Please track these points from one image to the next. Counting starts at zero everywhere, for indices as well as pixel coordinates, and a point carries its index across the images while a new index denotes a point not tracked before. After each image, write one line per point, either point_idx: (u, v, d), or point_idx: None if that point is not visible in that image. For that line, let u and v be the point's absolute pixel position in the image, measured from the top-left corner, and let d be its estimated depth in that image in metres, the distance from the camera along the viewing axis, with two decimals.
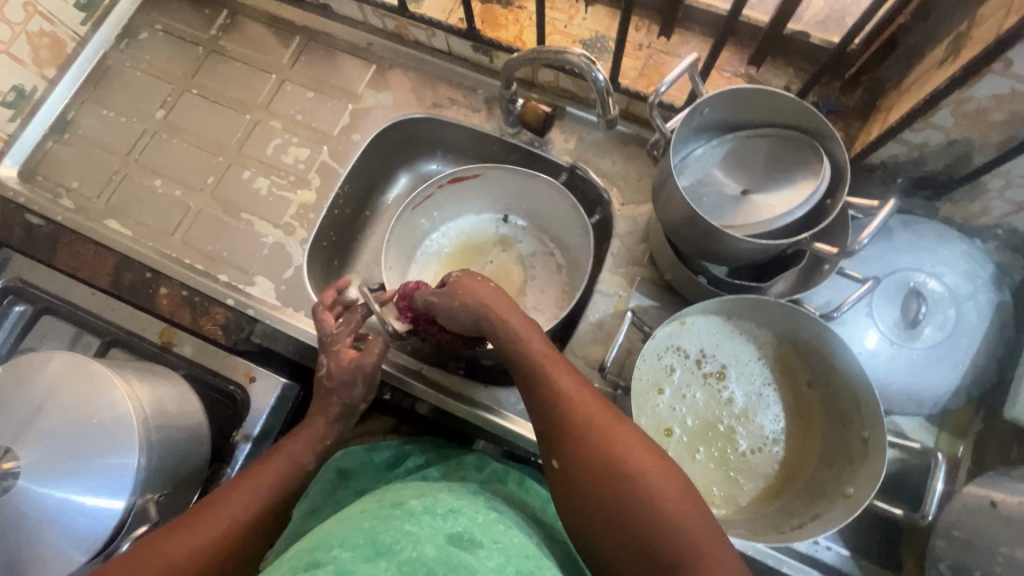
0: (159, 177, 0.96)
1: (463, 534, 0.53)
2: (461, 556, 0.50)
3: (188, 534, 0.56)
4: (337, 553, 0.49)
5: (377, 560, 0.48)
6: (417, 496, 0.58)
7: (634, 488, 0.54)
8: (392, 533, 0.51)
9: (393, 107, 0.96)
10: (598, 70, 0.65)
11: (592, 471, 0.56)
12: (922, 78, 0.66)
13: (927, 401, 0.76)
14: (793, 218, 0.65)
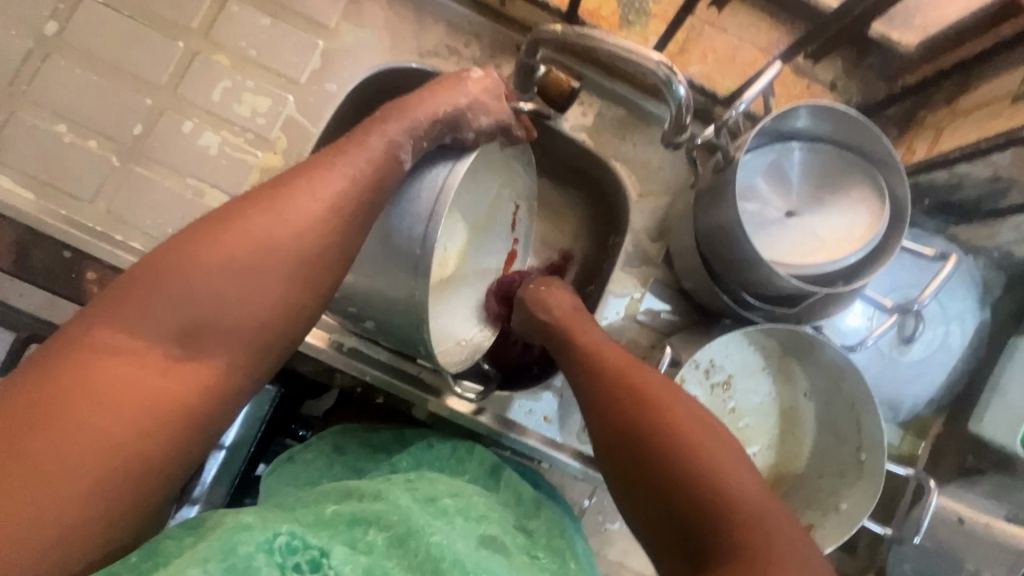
0: (61, 120, 0.73)
1: (494, 536, 0.48)
2: (489, 558, 0.44)
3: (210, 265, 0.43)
4: (373, 535, 0.41)
5: (407, 544, 0.41)
6: (453, 494, 0.51)
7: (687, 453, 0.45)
8: (425, 519, 0.44)
9: (375, 51, 0.78)
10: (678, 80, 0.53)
11: (636, 425, 0.49)
12: (987, 107, 0.62)
13: (903, 408, 0.81)
14: (847, 260, 0.62)
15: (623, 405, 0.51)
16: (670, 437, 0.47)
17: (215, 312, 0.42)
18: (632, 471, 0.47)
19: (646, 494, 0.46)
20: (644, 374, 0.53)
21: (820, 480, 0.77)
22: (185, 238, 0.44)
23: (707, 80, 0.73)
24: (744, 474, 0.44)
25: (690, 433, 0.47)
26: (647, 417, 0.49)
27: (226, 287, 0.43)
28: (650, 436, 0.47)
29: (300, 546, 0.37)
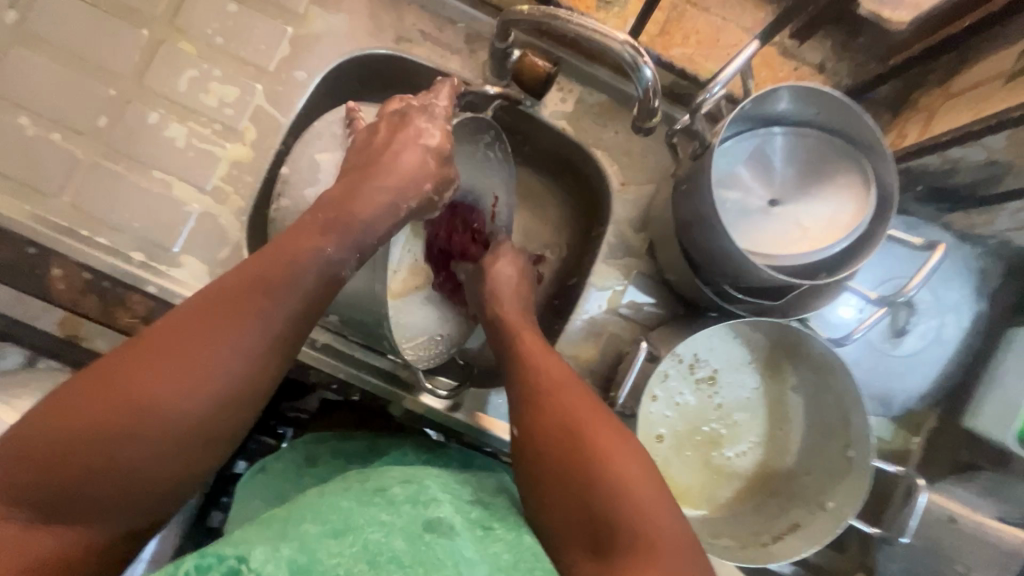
0: (24, 112, 0.71)
1: (443, 519, 0.44)
2: (436, 544, 0.41)
3: (121, 395, 0.38)
4: (306, 529, 0.42)
5: (344, 537, 0.41)
6: (403, 481, 0.48)
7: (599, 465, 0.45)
8: (366, 516, 0.43)
9: (347, 37, 0.76)
10: (645, 63, 0.51)
11: (559, 441, 0.48)
12: (980, 87, 0.59)
13: (895, 403, 0.79)
14: (830, 251, 0.59)
15: (542, 404, 0.51)
16: (574, 438, 0.47)
17: (151, 431, 0.39)
18: (540, 472, 0.48)
19: (554, 493, 0.46)
20: (551, 371, 0.54)
21: (809, 478, 0.74)
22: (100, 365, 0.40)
23: (689, 63, 0.71)
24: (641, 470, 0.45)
25: (593, 432, 0.47)
26: (552, 419, 0.49)
27: (133, 425, 0.38)
28: (554, 440, 0.48)
29: (212, 561, 0.38)
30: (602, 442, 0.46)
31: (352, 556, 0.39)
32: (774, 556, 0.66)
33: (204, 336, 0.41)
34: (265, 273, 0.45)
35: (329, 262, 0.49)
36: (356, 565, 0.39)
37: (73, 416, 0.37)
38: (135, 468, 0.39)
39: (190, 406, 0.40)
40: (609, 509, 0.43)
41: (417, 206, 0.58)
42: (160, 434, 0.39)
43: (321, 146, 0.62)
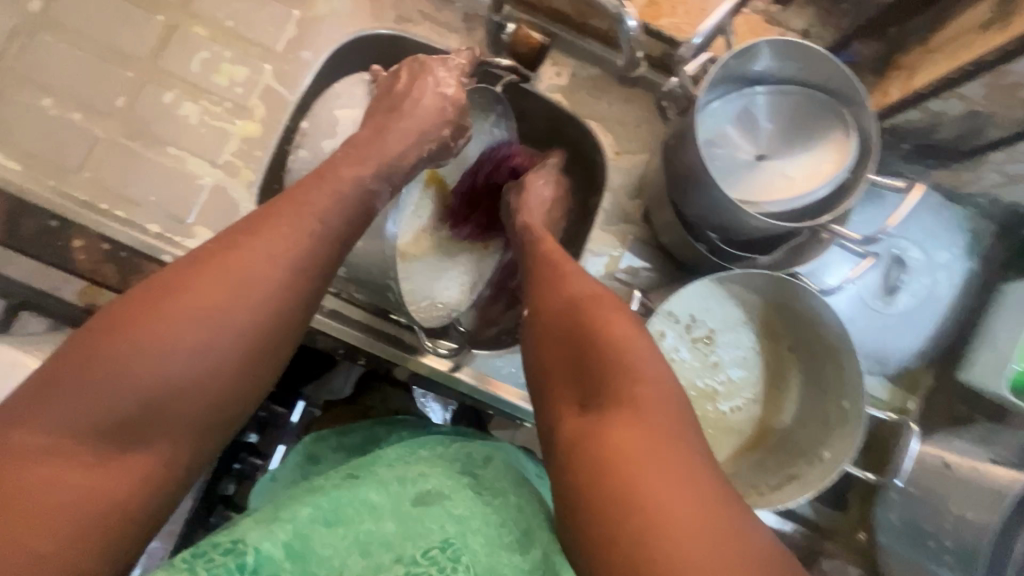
0: (48, 94, 0.75)
1: (430, 491, 0.50)
2: (422, 517, 0.47)
3: (178, 310, 0.42)
4: (298, 512, 0.46)
5: (336, 527, 0.46)
6: (390, 465, 0.54)
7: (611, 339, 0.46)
8: (356, 501, 0.48)
9: (351, 19, 0.80)
10: (626, 13, 0.57)
11: (570, 315, 0.50)
12: (957, 40, 0.62)
13: (891, 361, 0.80)
14: (816, 197, 0.61)
15: (552, 295, 0.54)
16: (588, 321, 0.49)
17: (208, 339, 0.42)
18: (548, 352, 0.50)
19: (556, 361, 0.49)
20: (571, 278, 0.55)
21: (806, 432, 0.76)
22: (147, 289, 0.42)
23: (677, 31, 0.74)
24: (649, 355, 0.46)
25: (610, 322, 0.48)
26: (569, 316, 0.51)
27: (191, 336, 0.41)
28: (566, 324, 0.50)
29: (207, 548, 0.42)
30: (610, 321, 0.48)
31: (344, 547, 0.45)
32: (770, 502, 0.68)
33: (235, 258, 0.45)
34: (280, 203, 0.50)
35: (364, 196, 0.55)
36: (350, 554, 0.45)
37: (108, 342, 0.39)
38: (191, 379, 0.41)
39: (236, 316, 0.43)
40: (610, 368, 0.44)
41: (439, 145, 0.65)
42: (195, 346, 0.41)
43: (343, 104, 0.67)
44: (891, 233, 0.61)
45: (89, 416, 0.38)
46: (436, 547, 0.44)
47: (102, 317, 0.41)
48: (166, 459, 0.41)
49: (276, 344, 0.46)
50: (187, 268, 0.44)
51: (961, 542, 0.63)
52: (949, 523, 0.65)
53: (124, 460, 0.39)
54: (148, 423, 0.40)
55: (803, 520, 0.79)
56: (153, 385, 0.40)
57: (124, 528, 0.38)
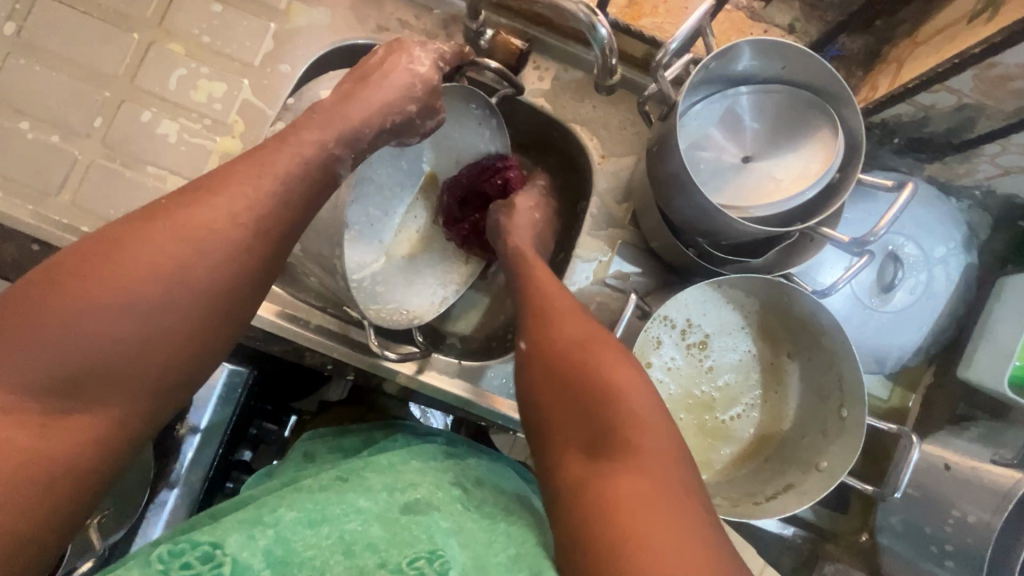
0: (24, 118, 0.75)
1: (420, 501, 0.48)
2: (410, 525, 0.45)
3: (126, 266, 0.40)
4: (282, 515, 0.44)
5: (320, 527, 0.44)
6: (381, 474, 0.52)
7: (607, 386, 0.46)
8: (343, 505, 0.46)
9: (328, 29, 0.79)
10: (599, 21, 0.57)
11: (565, 356, 0.50)
12: (945, 31, 0.60)
13: (888, 359, 0.78)
14: (804, 199, 0.60)
15: (550, 329, 0.53)
16: (590, 361, 0.48)
17: (162, 297, 0.41)
18: (549, 394, 0.49)
19: (557, 404, 0.48)
20: (569, 313, 0.54)
21: (804, 441, 0.74)
22: (97, 244, 0.41)
23: (659, 31, 0.73)
24: (652, 410, 0.46)
25: (613, 367, 0.47)
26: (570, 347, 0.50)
27: (142, 293, 0.40)
28: (568, 365, 0.49)
29: (185, 548, 0.40)
30: (612, 367, 0.47)
31: (329, 547, 0.43)
32: (768, 513, 0.67)
33: (190, 212, 0.44)
34: (242, 161, 0.48)
35: (329, 162, 0.52)
36: (333, 555, 0.42)
37: (53, 297, 0.38)
38: (143, 336, 0.40)
39: (193, 275, 0.42)
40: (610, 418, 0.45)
41: (403, 120, 0.61)
42: (148, 304, 0.40)
43: None
44: (883, 233, 0.59)
45: (29, 371, 0.37)
46: (423, 557, 0.42)
47: (46, 271, 0.40)
48: (112, 419, 0.40)
49: (234, 301, 0.45)
50: (136, 224, 0.43)
51: (962, 546, 0.62)
52: (949, 525, 0.64)
53: (70, 419, 0.38)
54: (96, 380, 0.39)
55: (803, 523, 0.78)
56: (101, 340, 0.39)
57: (68, 492, 0.38)
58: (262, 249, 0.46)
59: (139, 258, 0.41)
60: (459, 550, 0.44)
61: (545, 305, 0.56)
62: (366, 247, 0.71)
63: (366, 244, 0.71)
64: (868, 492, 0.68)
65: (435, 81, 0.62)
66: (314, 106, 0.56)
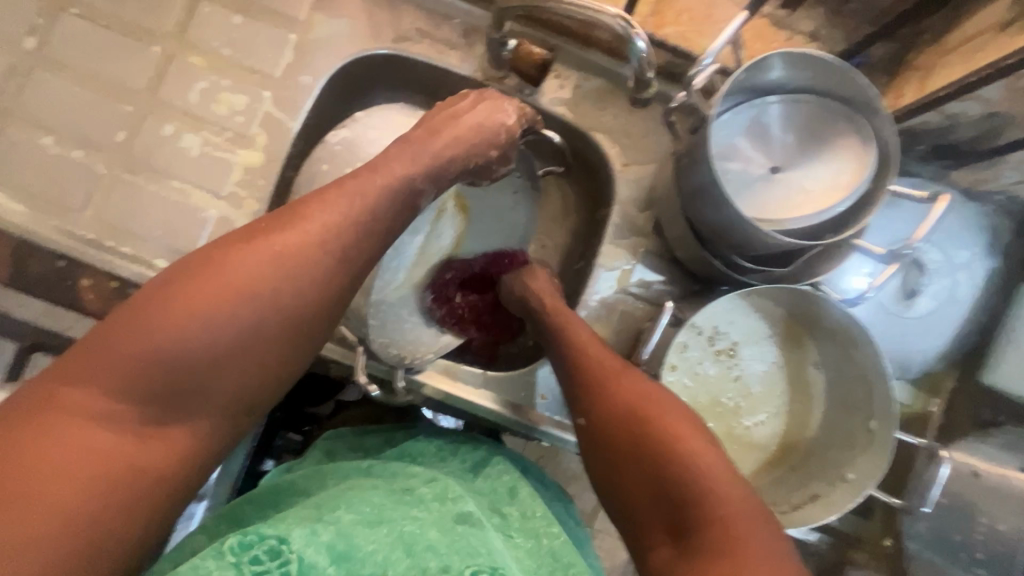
0: (47, 132, 0.75)
1: (471, 512, 0.49)
2: (467, 534, 0.46)
3: (223, 287, 0.44)
4: (341, 516, 0.45)
5: (379, 527, 0.45)
6: (427, 482, 0.53)
7: (680, 456, 0.48)
8: (399, 512, 0.47)
9: (349, 40, 0.78)
10: (637, 34, 0.56)
11: (628, 426, 0.52)
12: (974, 41, 0.60)
13: (914, 364, 0.78)
14: (835, 211, 0.60)
15: (605, 399, 0.55)
16: (661, 432, 0.50)
17: (253, 321, 0.44)
18: (621, 472, 0.50)
19: (635, 484, 0.49)
20: (620, 376, 0.56)
21: (830, 451, 0.75)
22: (201, 260, 0.45)
23: (682, 40, 0.73)
24: (723, 469, 0.47)
25: (678, 433, 0.49)
26: (639, 420, 0.51)
27: (235, 316, 0.44)
28: (644, 445, 0.50)
29: (254, 541, 0.40)
30: (677, 435, 0.49)
31: (389, 543, 0.43)
32: (795, 522, 0.68)
33: (276, 239, 0.46)
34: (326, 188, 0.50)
35: (411, 197, 0.54)
36: (394, 550, 0.43)
37: (160, 314, 0.42)
38: (234, 356, 0.44)
39: (279, 302, 0.45)
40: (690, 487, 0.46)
41: (484, 162, 0.62)
42: (240, 327, 0.44)
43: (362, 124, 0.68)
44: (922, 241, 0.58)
45: (135, 384, 0.41)
46: (485, 570, 0.42)
47: (157, 288, 0.44)
48: (202, 431, 0.44)
49: (305, 330, 0.47)
50: (234, 246, 0.46)
51: None
52: None
53: (166, 431, 0.42)
54: (185, 396, 0.43)
55: (826, 529, 0.78)
56: (191, 361, 0.42)
57: (161, 501, 0.41)
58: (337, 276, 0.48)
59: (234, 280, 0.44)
60: (514, 565, 0.45)
61: (592, 370, 0.58)
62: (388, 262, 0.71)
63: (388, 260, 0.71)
64: (896, 505, 0.68)
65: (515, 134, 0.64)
66: (403, 138, 0.57)
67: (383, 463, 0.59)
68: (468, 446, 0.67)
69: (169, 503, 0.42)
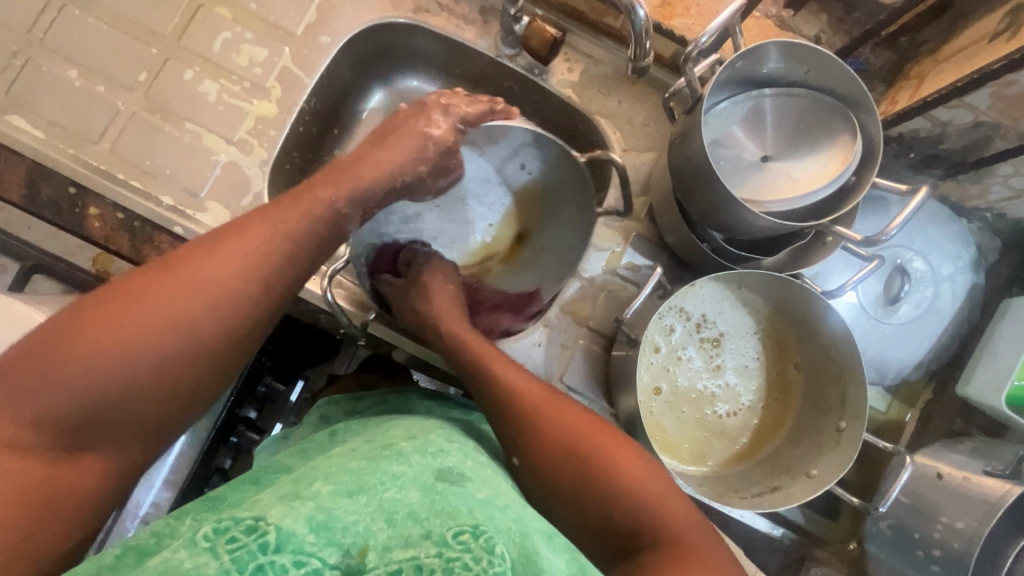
0: (74, 67, 0.78)
1: (453, 469, 0.46)
2: (448, 493, 0.42)
3: (138, 318, 0.44)
4: (318, 487, 0.41)
5: (359, 495, 0.41)
6: (409, 437, 0.50)
7: (607, 463, 0.51)
8: (377, 472, 0.43)
9: (369, 8, 0.82)
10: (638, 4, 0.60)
11: (551, 437, 0.53)
12: (966, 50, 0.62)
13: (889, 371, 0.79)
14: (817, 197, 0.61)
15: (502, 396, 0.56)
16: (588, 454, 0.52)
17: (172, 349, 0.45)
18: (547, 476, 0.52)
19: (560, 505, 0.51)
20: (519, 373, 0.58)
21: (800, 449, 0.75)
22: (118, 282, 0.46)
23: (688, 31, 0.76)
24: (652, 475, 0.51)
25: (597, 437, 0.53)
26: (563, 442, 0.53)
27: (155, 346, 0.44)
28: (570, 468, 0.52)
29: (229, 525, 0.37)
30: (602, 441, 0.53)
31: (370, 514, 0.39)
32: (753, 506, 0.68)
33: (195, 275, 0.47)
34: (268, 209, 0.53)
35: (333, 217, 0.55)
36: (375, 523, 0.39)
37: (77, 342, 0.42)
38: (159, 386, 0.45)
39: (200, 327, 0.46)
40: (628, 507, 0.49)
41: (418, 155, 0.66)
42: (163, 360, 0.45)
43: None
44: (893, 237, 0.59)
45: (54, 415, 0.41)
46: (468, 530, 0.38)
47: (71, 317, 0.43)
48: (126, 454, 0.45)
49: (228, 352, 0.48)
50: (156, 272, 0.46)
51: (949, 552, 0.63)
52: (938, 532, 0.65)
53: (89, 459, 0.43)
54: (107, 428, 0.44)
55: (792, 525, 0.78)
56: (114, 394, 0.43)
57: (84, 516, 0.43)
58: (276, 280, 0.51)
59: (154, 306, 0.45)
60: (499, 519, 0.41)
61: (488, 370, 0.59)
62: (405, 207, 0.76)
63: (401, 209, 0.75)
64: (855, 504, 0.68)
65: (423, 129, 0.66)
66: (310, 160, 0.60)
67: (366, 426, 0.57)
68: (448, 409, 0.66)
69: (84, 522, 0.43)
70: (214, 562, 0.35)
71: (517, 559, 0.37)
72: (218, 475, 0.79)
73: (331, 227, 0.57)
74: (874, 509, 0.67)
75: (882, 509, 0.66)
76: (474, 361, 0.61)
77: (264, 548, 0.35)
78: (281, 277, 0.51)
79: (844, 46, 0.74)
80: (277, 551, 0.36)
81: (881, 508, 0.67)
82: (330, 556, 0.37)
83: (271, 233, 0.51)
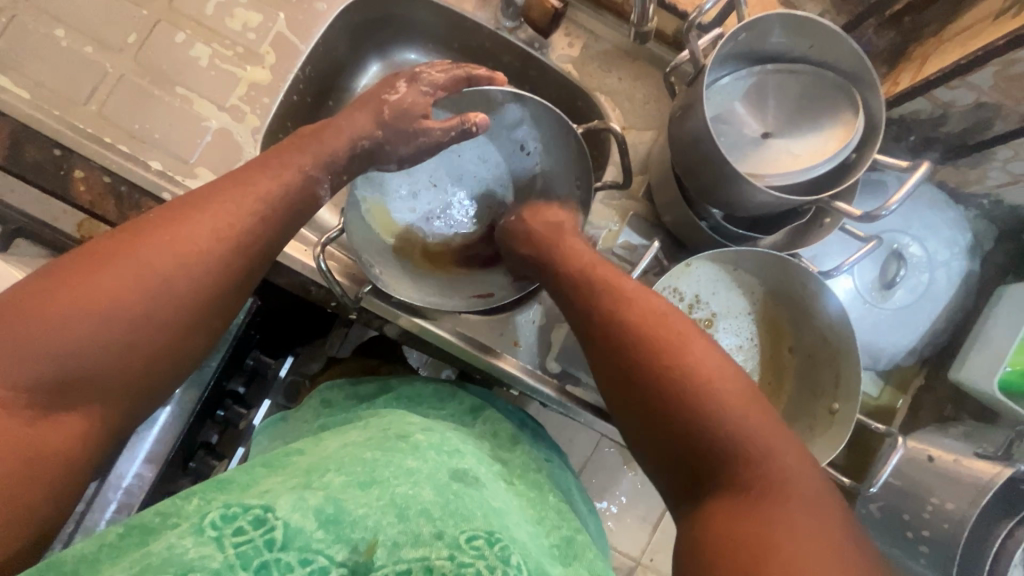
0: (60, 26, 0.76)
1: (467, 470, 0.44)
2: (462, 495, 0.41)
3: (118, 275, 0.43)
4: (331, 480, 0.40)
5: (370, 489, 0.39)
6: (425, 429, 0.48)
7: (696, 382, 0.45)
8: (391, 466, 0.42)
9: None
10: None
11: (635, 341, 0.49)
12: (970, 29, 0.61)
13: (881, 356, 0.79)
14: (817, 172, 0.60)
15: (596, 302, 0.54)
16: (669, 370, 0.46)
17: (153, 305, 0.44)
18: (619, 388, 0.49)
19: (637, 428, 0.47)
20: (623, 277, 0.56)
21: (793, 431, 0.75)
22: (94, 245, 0.45)
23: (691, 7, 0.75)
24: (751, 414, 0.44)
25: (694, 355, 0.46)
26: (649, 354, 0.48)
27: (135, 302, 0.43)
28: (652, 385, 0.46)
29: (239, 512, 0.35)
30: (699, 359, 0.46)
31: (379, 508, 0.38)
32: None
33: (170, 232, 0.46)
34: (238, 173, 0.53)
35: (307, 180, 0.56)
36: (386, 516, 0.37)
37: (58, 296, 0.41)
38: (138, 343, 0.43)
39: (180, 284, 0.45)
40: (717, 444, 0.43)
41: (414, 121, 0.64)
42: (144, 315, 0.44)
43: None
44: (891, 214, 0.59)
45: (30, 371, 0.39)
46: (482, 536, 0.37)
47: (45, 279, 0.42)
48: (103, 416, 0.43)
49: (207, 313, 0.47)
50: (133, 233, 0.46)
51: (938, 531, 0.63)
52: (928, 512, 0.65)
53: (64, 419, 0.41)
54: (84, 386, 0.42)
55: None
56: (94, 350, 0.41)
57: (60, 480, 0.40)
58: (253, 242, 0.50)
59: (133, 264, 0.44)
60: (513, 530, 0.40)
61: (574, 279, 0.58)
62: (400, 187, 0.75)
63: (398, 184, 0.75)
64: (844, 486, 0.68)
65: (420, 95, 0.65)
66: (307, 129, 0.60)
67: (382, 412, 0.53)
68: (445, 388, 0.64)
69: (63, 487, 0.40)
70: (219, 555, 0.33)
71: (531, 569, 0.37)
72: (203, 450, 0.77)
73: (320, 199, 0.57)
74: (865, 490, 0.66)
75: (874, 490, 0.66)
76: (566, 279, 0.59)
77: (270, 545, 0.34)
78: (260, 237, 0.51)
79: (846, 26, 0.73)
80: (284, 549, 0.34)
81: (872, 488, 0.67)
82: (338, 553, 0.35)
83: (242, 192, 0.51)
